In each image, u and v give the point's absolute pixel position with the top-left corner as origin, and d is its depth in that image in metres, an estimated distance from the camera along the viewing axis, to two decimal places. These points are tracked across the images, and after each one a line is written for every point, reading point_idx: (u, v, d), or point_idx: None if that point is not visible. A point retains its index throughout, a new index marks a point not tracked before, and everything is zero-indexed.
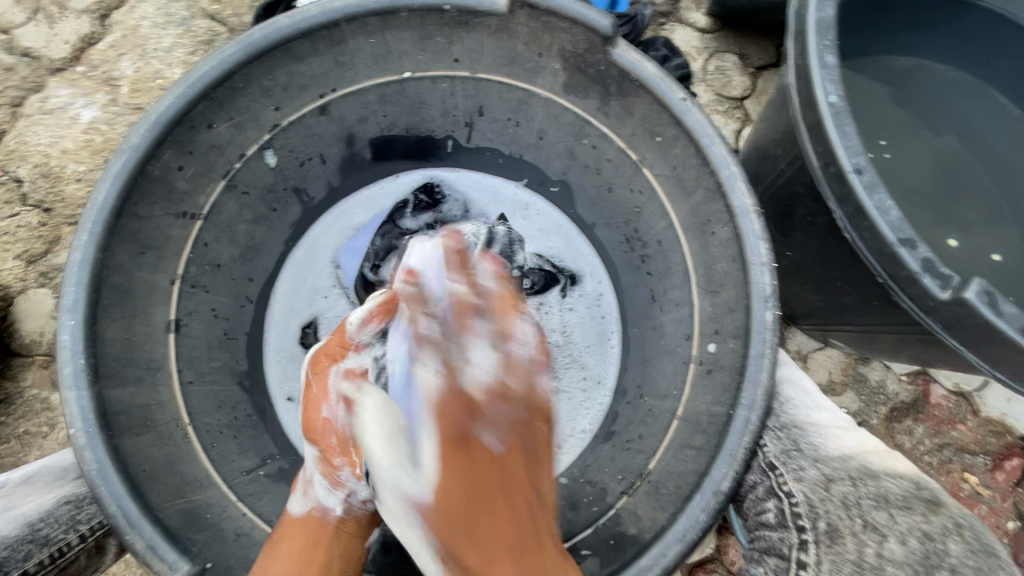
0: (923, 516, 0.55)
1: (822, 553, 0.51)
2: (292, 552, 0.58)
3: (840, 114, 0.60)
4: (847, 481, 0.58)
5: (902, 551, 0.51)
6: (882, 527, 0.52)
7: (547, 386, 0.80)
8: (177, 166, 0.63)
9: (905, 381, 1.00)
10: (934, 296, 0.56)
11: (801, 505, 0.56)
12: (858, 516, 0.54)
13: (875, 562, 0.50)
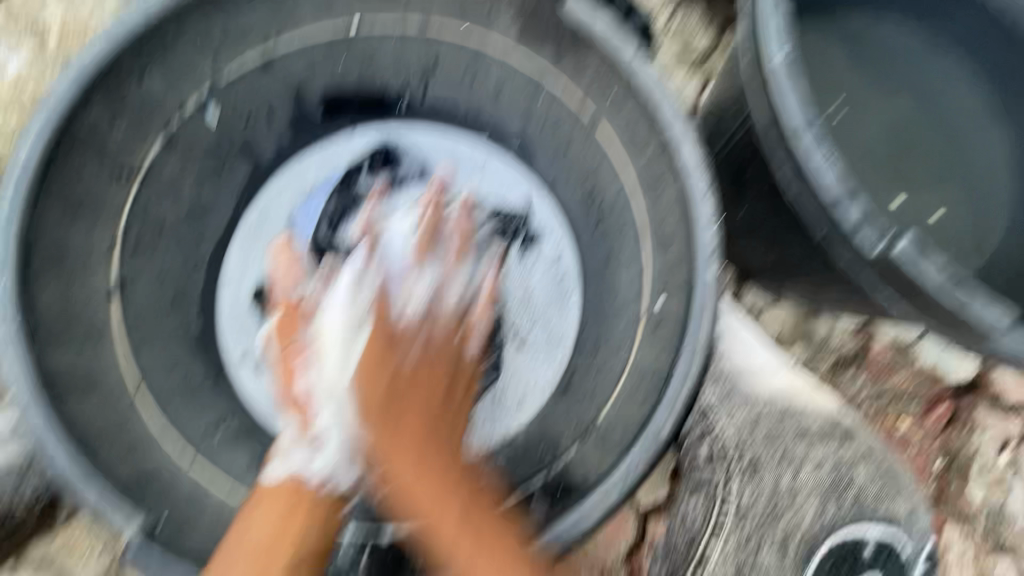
0: (835, 445, 0.76)
1: (751, 488, 0.75)
2: (270, 517, 0.58)
3: (789, 70, 0.60)
4: (774, 418, 0.76)
5: (813, 475, 0.75)
6: (797, 458, 0.75)
7: (507, 349, 0.72)
8: (108, 125, 0.64)
9: (851, 333, 1.05)
10: (865, 254, 0.60)
11: (732, 445, 0.76)
12: (775, 451, 0.76)
13: (788, 487, 0.75)
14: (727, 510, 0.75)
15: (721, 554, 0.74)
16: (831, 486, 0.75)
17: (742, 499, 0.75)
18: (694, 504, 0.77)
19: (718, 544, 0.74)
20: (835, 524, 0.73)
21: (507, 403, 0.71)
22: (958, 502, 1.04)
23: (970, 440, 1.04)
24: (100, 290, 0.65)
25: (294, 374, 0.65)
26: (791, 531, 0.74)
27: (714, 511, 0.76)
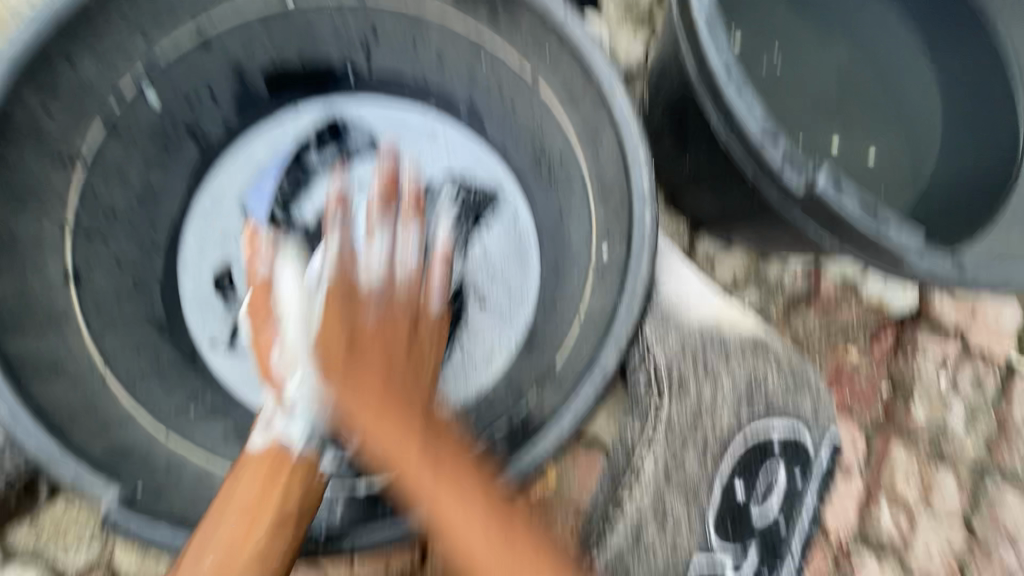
0: (752, 361, 0.78)
1: (673, 401, 0.77)
2: (247, 478, 0.57)
3: (712, 17, 0.62)
4: (700, 343, 0.77)
5: (729, 387, 0.77)
6: (717, 373, 0.77)
7: (475, 303, 0.84)
8: (44, 109, 0.60)
9: (800, 274, 1.10)
10: (791, 191, 0.64)
11: (662, 371, 0.77)
12: (701, 368, 0.77)
13: (708, 401, 0.77)
14: (657, 427, 0.76)
15: (652, 465, 0.76)
16: (742, 393, 0.78)
17: (671, 414, 0.76)
18: (631, 424, 0.78)
19: (650, 456, 0.76)
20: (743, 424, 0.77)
21: (480, 352, 0.82)
22: (904, 424, 1.11)
23: (913, 366, 1.11)
24: (54, 279, 0.65)
25: (272, 342, 0.66)
26: (709, 437, 0.77)
27: (647, 429, 0.76)
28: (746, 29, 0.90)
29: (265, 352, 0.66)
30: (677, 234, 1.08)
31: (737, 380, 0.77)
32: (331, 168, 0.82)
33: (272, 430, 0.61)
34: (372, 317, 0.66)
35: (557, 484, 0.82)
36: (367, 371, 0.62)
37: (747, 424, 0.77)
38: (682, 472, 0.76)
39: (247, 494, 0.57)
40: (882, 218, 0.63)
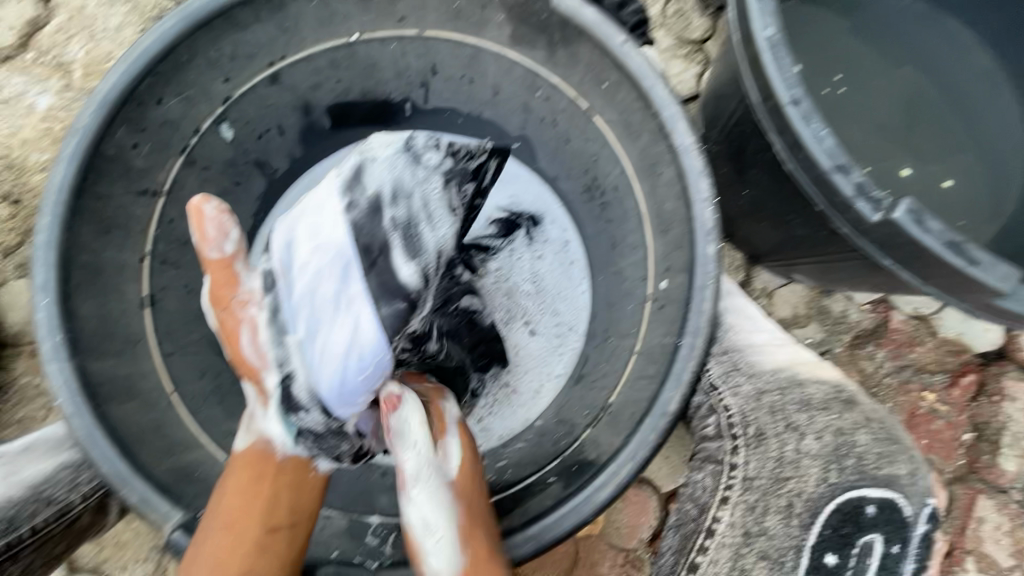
0: (839, 414, 0.65)
1: (751, 453, 0.64)
2: (237, 486, 0.60)
3: (777, 47, 0.61)
4: (777, 390, 0.65)
5: (817, 445, 0.63)
6: (803, 428, 0.64)
7: (525, 331, 0.86)
8: (132, 144, 0.64)
9: (867, 309, 1.04)
10: (867, 219, 0.60)
11: (736, 417, 0.65)
12: (782, 420, 0.65)
13: (793, 457, 0.64)
14: (733, 481, 0.64)
15: (726, 526, 0.63)
16: (832, 453, 0.63)
17: (749, 471, 0.64)
18: (702, 480, 0.67)
19: (723, 516, 0.63)
20: (834, 492, 0.62)
21: (528, 383, 0.83)
22: (991, 474, 1.01)
23: (1000, 411, 1.02)
24: (132, 300, 0.66)
25: (238, 329, 0.65)
26: (795, 500, 0.63)
27: (720, 486, 0.64)
28: (809, 59, 0.91)
29: (234, 342, 0.65)
30: (732, 265, 1.05)
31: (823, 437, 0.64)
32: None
33: (254, 429, 0.64)
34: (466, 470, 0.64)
35: (604, 527, 0.88)
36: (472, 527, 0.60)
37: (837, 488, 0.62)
38: (762, 538, 0.63)
39: (243, 502, 0.60)
40: (971, 253, 0.56)
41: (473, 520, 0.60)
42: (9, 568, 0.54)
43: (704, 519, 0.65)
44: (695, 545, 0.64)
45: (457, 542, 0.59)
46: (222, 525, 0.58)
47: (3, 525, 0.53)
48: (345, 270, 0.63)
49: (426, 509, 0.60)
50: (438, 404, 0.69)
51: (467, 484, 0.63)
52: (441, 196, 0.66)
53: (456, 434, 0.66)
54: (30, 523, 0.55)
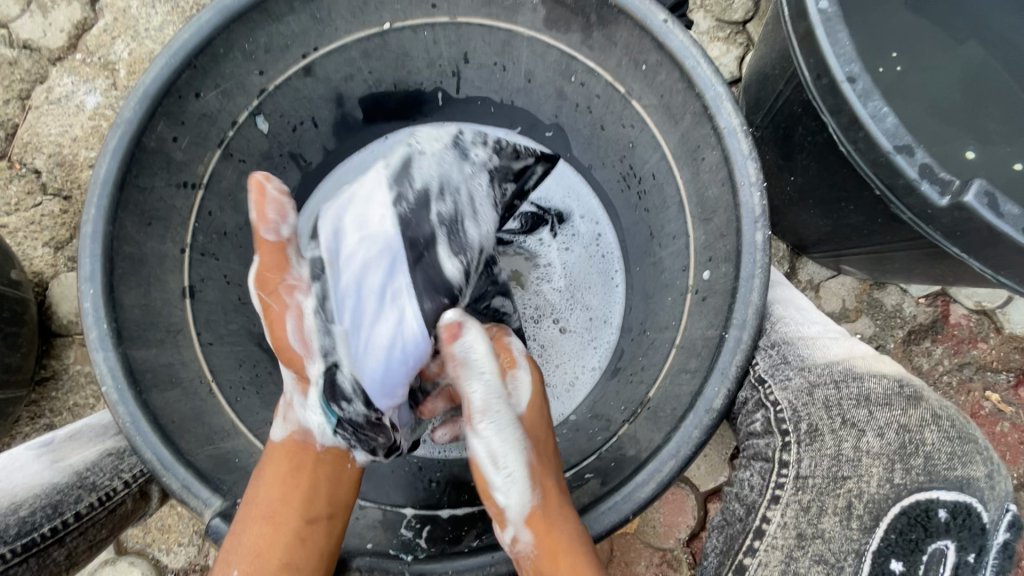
0: (903, 411, 0.54)
1: (803, 451, 0.55)
2: (275, 476, 0.61)
3: (831, 20, 0.57)
4: (831, 384, 0.57)
5: (880, 443, 0.53)
6: (862, 423, 0.54)
7: (555, 328, 0.83)
8: (172, 137, 0.65)
9: (923, 303, 0.98)
10: (934, 204, 0.55)
11: (786, 411, 0.57)
12: (838, 415, 0.55)
13: (852, 455, 0.53)
14: (783, 479, 0.55)
15: (778, 526, 0.54)
16: (898, 453, 0.52)
17: (802, 468, 0.54)
18: (748, 479, 0.58)
19: (772, 516, 0.54)
20: (900, 493, 0.51)
21: (560, 380, 0.81)
22: None
23: None
24: (173, 293, 0.67)
25: (284, 320, 0.63)
26: (855, 501, 0.52)
27: (768, 485, 0.55)
28: (862, 32, 0.87)
29: (281, 331, 0.64)
30: (775, 257, 1.00)
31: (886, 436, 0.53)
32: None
33: (292, 418, 0.64)
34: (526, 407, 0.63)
35: (639, 524, 0.86)
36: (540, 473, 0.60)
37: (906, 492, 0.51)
38: (817, 542, 0.53)
39: (280, 495, 0.60)
40: None
41: (543, 461, 0.61)
42: (54, 555, 0.54)
43: (751, 519, 0.55)
44: (739, 546, 0.55)
45: (529, 479, 0.60)
46: (262, 517, 0.59)
47: (49, 510, 0.54)
48: (391, 263, 0.66)
49: (498, 446, 0.60)
50: (501, 338, 0.67)
51: (536, 423, 0.63)
52: (484, 195, 0.74)
53: (530, 372, 0.65)
54: (74, 509, 0.55)
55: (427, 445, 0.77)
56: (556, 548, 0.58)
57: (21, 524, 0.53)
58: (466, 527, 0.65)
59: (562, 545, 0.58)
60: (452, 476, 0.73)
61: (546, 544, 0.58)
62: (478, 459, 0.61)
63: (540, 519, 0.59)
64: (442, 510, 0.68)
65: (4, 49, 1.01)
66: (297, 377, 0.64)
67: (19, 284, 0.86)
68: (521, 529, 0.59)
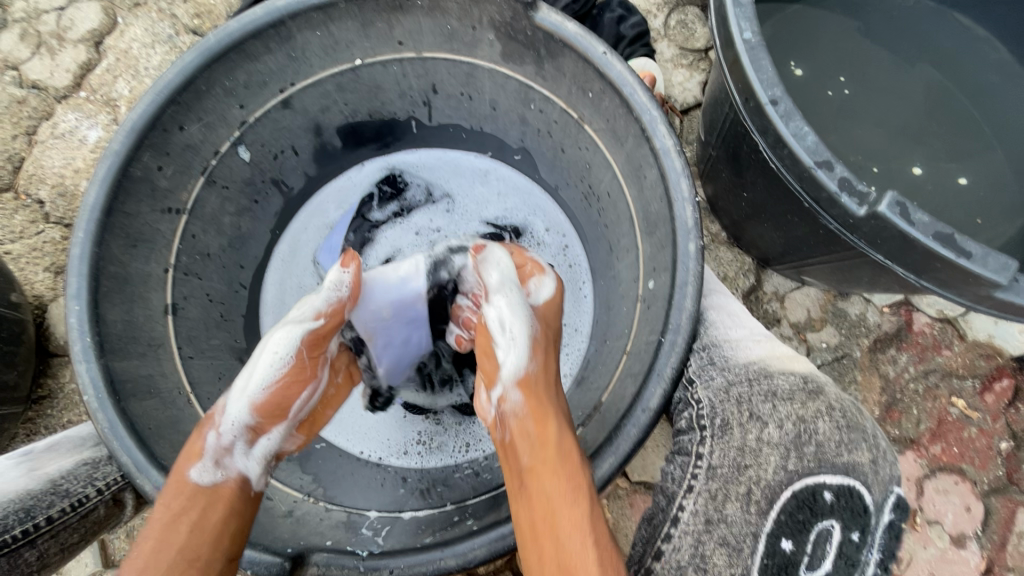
0: (803, 405, 0.59)
1: (716, 445, 0.57)
2: (202, 517, 0.56)
3: (755, 49, 0.62)
4: (746, 382, 0.60)
5: (779, 434, 0.58)
6: (765, 416, 0.58)
7: None
8: (157, 166, 0.70)
9: (887, 312, 1.01)
10: (853, 213, 0.59)
11: (705, 409, 0.60)
12: (747, 409, 0.59)
13: (755, 446, 0.57)
14: (697, 470, 0.57)
15: (690, 514, 0.55)
16: (794, 441, 0.57)
17: (712, 459, 0.57)
18: (671, 472, 0.60)
19: (686, 504, 0.56)
20: (793, 478, 0.56)
21: None
22: None
23: None
24: (155, 310, 0.72)
25: (303, 386, 0.65)
26: (754, 487, 0.56)
27: (686, 475, 0.57)
28: (809, 57, 0.93)
29: (291, 393, 0.64)
30: (742, 270, 1.04)
31: (786, 428, 0.57)
32: (390, 222, 0.95)
33: (230, 465, 0.60)
34: (544, 297, 0.68)
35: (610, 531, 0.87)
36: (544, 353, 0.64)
37: (798, 480, 0.56)
38: (722, 526, 0.55)
39: (210, 539, 0.56)
40: (963, 245, 0.55)
41: (547, 342, 0.65)
42: (24, 556, 0.55)
43: (670, 507, 0.57)
44: (659, 533, 0.57)
45: (530, 347, 0.63)
46: (183, 561, 0.54)
47: (22, 514, 0.56)
48: (415, 328, 0.75)
49: (511, 317, 0.63)
50: (522, 254, 0.72)
51: (548, 316, 0.68)
52: None
53: (551, 275, 0.70)
54: (47, 512, 0.57)
55: (405, 457, 0.80)
56: (543, 415, 0.60)
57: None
58: (424, 525, 0.67)
59: (564, 453, 0.57)
60: (429, 482, 0.77)
61: (534, 414, 0.60)
62: (487, 324, 0.64)
63: (534, 386, 0.62)
64: (404, 511, 0.71)
65: (14, 89, 1.09)
66: (263, 430, 0.63)
67: (18, 306, 0.92)
68: (512, 391, 0.62)
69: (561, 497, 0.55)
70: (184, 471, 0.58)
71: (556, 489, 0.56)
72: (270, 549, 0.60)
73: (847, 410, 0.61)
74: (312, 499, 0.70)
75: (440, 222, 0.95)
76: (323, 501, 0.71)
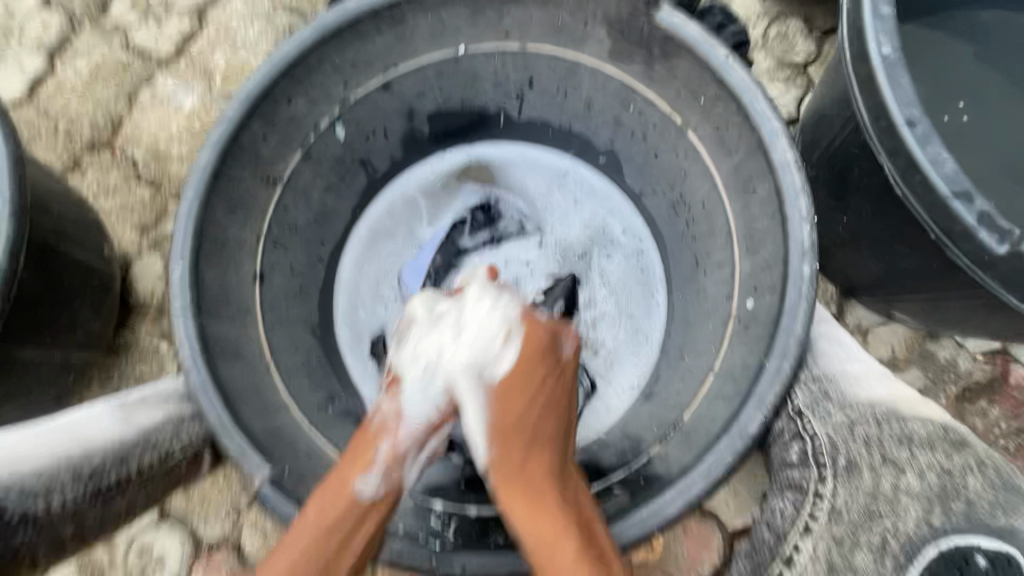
0: (945, 455, 0.60)
1: (840, 485, 0.59)
2: (354, 528, 0.58)
3: (893, 66, 0.58)
4: (873, 423, 0.61)
5: (919, 483, 0.59)
6: (903, 463, 0.60)
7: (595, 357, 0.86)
8: (263, 136, 0.72)
9: (980, 360, 0.94)
10: (990, 251, 0.56)
11: (825, 445, 0.61)
12: (879, 454, 0.60)
13: (890, 494, 0.60)
14: (819, 509, 0.60)
15: (809, 557, 0.59)
16: (937, 494, 0.59)
17: (836, 500, 0.60)
18: (783, 507, 0.63)
19: (804, 546, 0.59)
20: (939, 534, 0.57)
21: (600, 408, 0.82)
22: None
23: None
24: (246, 276, 0.73)
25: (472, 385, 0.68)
26: (889, 538, 0.58)
27: (802, 514, 0.61)
28: (926, 82, 0.87)
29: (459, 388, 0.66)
30: (823, 297, 0.97)
31: (929, 480, 0.59)
32: (480, 250, 0.92)
33: (396, 471, 0.61)
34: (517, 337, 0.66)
35: (662, 554, 0.84)
36: (535, 412, 0.63)
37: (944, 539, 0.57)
38: (850, 574, 0.58)
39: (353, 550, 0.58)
40: None
41: (519, 394, 0.64)
42: (118, 501, 0.60)
43: (784, 545, 0.61)
44: (772, 564, 0.61)
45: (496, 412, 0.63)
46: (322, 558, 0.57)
47: (116, 462, 0.59)
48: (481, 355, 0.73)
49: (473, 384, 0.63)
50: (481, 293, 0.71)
51: (525, 361, 0.65)
52: None
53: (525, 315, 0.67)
54: (138, 463, 0.60)
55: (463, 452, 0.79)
56: (539, 477, 0.59)
57: (90, 471, 0.58)
58: (492, 523, 0.66)
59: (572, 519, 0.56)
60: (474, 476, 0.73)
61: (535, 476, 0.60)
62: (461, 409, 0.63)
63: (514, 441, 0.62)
64: (469, 508, 0.67)
65: (121, 53, 1.15)
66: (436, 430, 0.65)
67: (108, 259, 0.96)
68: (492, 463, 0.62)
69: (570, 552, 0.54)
70: (353, 472, 0.59)
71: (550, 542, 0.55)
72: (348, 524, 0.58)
73: (999, 465, 0.62)
74: None
75: (532, 255, 0.92)
76: None
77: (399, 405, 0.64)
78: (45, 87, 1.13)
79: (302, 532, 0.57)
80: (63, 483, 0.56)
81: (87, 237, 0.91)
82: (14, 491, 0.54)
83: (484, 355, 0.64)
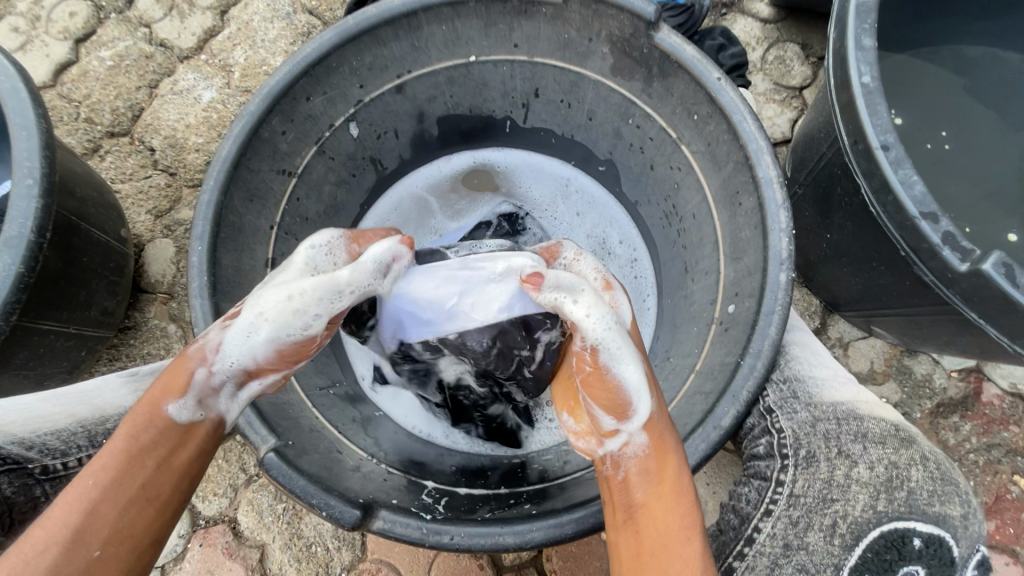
0: (894, 450, 0.63)
1: (799, 473, 0.62)
2: (156, 457, 0.52)
3: (872, 94, 0.63)
4: (833, 421, 0.66)
5: (869, 474, 0.61)
6: (856, 455, 0.62)
7: None
8: (282, 131, 0.76)
9: (955, 377, 0.98)
10: (953, 268, 0.60)
11: (788, 438, 0.66)
12: (836, 446, 0.64)
13: (843, 481, 0.61)
14: (778, 496, 0.62)
15: (767, 536, 0.61)
16: (883, 484, 0.60)
17: (795, 487, 0.62)
18: (747, 493, 0.66)
19: (764, 526, 0.61)
20: (882, 518, 0.58)
21: None
22: None
23: None
24: (258, 261, 0.77)
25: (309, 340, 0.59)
26: (839, 521, 0.59)
27: (764, 499, 0.63)
28: (910, 112, 0.92)
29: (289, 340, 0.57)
30: (806, 311, 1.02)
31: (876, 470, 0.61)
32: None
33: (204, 403, 0.56)
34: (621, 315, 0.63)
35: None
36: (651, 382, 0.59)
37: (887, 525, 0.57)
38: (801, 552, 0.59)
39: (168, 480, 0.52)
40: None
41: (650, 369, 0.60)
42: None
43: (744, 527, 0.63)
44: (729, 551, 0.63)
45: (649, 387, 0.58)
46: (120, 498, 0.50)
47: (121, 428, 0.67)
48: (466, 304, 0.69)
49: (625, 363, 0.57)
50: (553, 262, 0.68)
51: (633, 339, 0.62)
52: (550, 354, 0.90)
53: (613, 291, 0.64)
54: None
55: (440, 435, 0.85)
56: (664, 452, 0.56)
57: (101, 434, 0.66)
58: (480, 503, 0.69)
59: (682, 494, 0.55)
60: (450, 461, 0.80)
61: (656, 455, 0.56)
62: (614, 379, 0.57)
63: (655, 423, 0.57)
64: (460, 488, 0.73)
65: (145, 45, 1.19)
66: (258, 375, 0.59)
67: (125, 241, 1.00)
68: (635, 434, 0.57)
69: (672, 535, 0.53)
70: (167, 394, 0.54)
71: (663, 523, 0.54)
72: (344, 495, 0.62)
73: (942, 464, 0.63)
74: (375, 460, 0.74)
75: None
76: (384, 463, 0.74)
77: (222, 337, 0.57)
78: (69, 73, 1.18)
79: (101, 457, 0.51)
80: (79, 443, 0.66)
81: (106, 219, 0.95)
82: (37, 446, 0.64)
83: (288, 325, 0.56)
